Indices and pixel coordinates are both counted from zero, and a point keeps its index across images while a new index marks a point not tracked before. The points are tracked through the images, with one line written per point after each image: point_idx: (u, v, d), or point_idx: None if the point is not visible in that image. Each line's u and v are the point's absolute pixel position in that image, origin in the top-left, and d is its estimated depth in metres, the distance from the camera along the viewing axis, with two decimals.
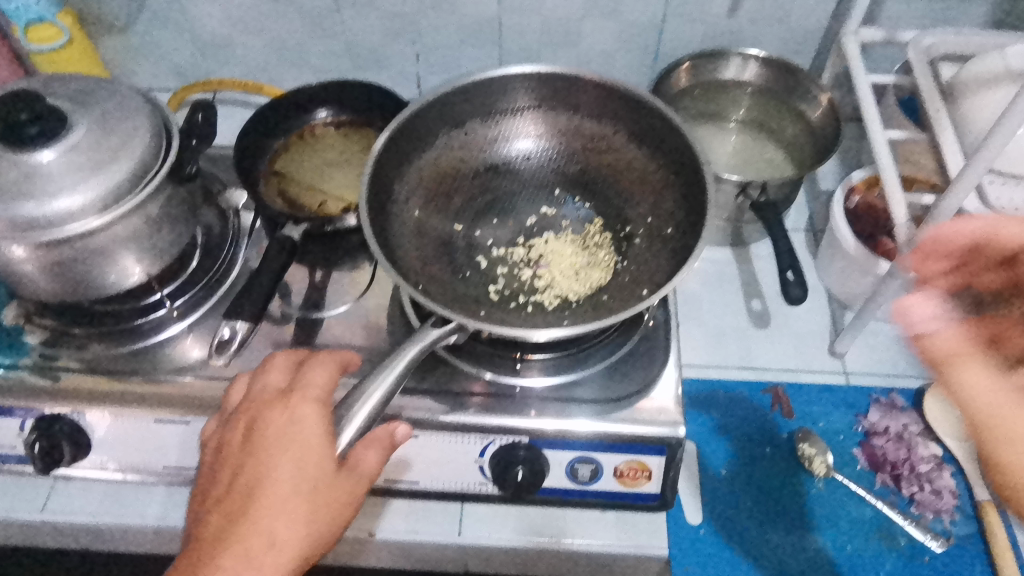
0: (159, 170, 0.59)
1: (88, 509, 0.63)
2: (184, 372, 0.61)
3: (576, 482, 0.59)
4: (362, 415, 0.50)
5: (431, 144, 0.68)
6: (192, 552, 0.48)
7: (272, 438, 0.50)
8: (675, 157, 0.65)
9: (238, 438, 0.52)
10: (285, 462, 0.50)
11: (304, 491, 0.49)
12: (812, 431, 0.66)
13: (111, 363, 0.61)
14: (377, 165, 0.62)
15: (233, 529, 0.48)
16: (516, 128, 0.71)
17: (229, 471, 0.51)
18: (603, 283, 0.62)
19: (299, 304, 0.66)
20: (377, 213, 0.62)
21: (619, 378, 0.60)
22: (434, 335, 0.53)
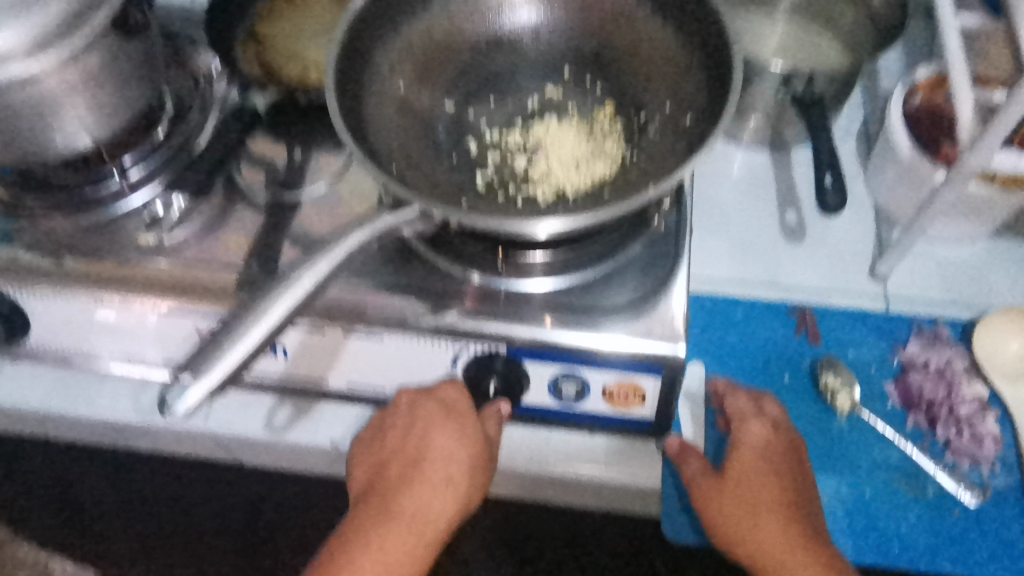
0: (104, 13, 0.49)
1: (35, 396, 0.58)
2: (152, 254, 0.54)
3: (561, 401, 0.52)
4: (282, 306, 0.41)
5: (423, 6, 0.58)
6: (361, 513, 0.52)
7: (415, 422, 0.52)
8: (706, 32, 0.53)
9: (381, 425, 0.54)
10: (437, 444, 0.52)
11: (460, 472, 0.52)
12: (839, 361, 0.58)
13: (69, 237, 0.54)
14: (351, 24, 0.53)
15: (398, 497, 0.52)
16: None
17: (381, 454, 0.53)
18: (607, 178, 0.53)
19: (265, 185, 0.58)
20: (350, 78, 0.52)
21: (616, 286, 0.52)
22: (387, 222, 0.44)
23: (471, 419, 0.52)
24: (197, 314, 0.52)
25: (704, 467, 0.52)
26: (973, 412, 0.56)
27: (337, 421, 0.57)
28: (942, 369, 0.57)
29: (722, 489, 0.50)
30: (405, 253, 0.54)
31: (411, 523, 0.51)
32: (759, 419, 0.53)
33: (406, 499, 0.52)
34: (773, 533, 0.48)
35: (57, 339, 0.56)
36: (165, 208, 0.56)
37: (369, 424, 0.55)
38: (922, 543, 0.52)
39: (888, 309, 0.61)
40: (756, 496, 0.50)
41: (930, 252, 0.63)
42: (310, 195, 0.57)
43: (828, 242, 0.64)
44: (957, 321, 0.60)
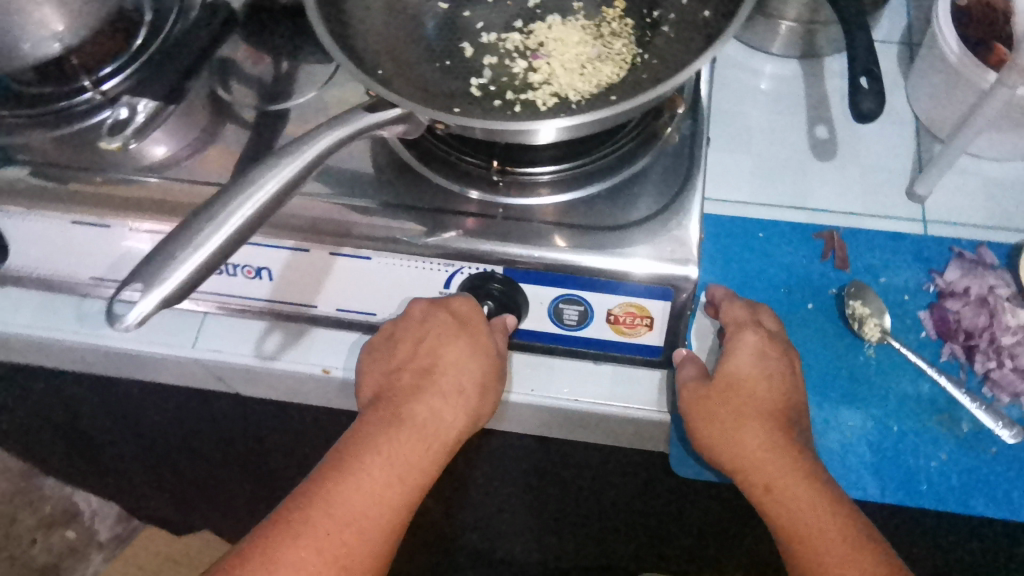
0: None
1: (20, 321, 0.56)
2: (143, 171, 0.50)
3: (562, 327, 0.49)
4: (247, 210, 0.35)
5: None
6: (360, 433, 0.42)
7: (427, 332, 0.45)
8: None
9: (386, 339, 0.47)
10: (450, 356, 0.44)
11: (473, 387, 0.45)
12: (868, 287, 0.53)
13: (55, 154, 0.51)
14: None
15: (404, 412, 0.43)
16: None
17: (385, 369, 0.46)
18: (614, 83, 0.47)
19: (249, 95, 0.54)
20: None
21: (624, 200, 0.48)
22: (370, 120, 0.39)
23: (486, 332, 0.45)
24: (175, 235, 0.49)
25: (699, 372, 0.47)
26: (1017, 344, 0.51)
27: (328, 347, 0.54)
28: (984, 297, 0.52)
29: (710, 393, 0.45)
30: (396, 168, 0.50)
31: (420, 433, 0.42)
32: (755, 328, 0.47)
33: (413, 412, 0.43)
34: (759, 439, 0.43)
35: (39, 260, 0.53)
36: (129, 112, 0.51)
37: (376, 339, 0.48)
38: (954, 482, 0.48)
39: (925, 231, 0.56)
40: (744, 403, 0.44)
41: (974, 170, 0.58)
42: (297, 105, 0.53)
43: (861, 159, 0.58)
44: (1000, 246, 0.55)
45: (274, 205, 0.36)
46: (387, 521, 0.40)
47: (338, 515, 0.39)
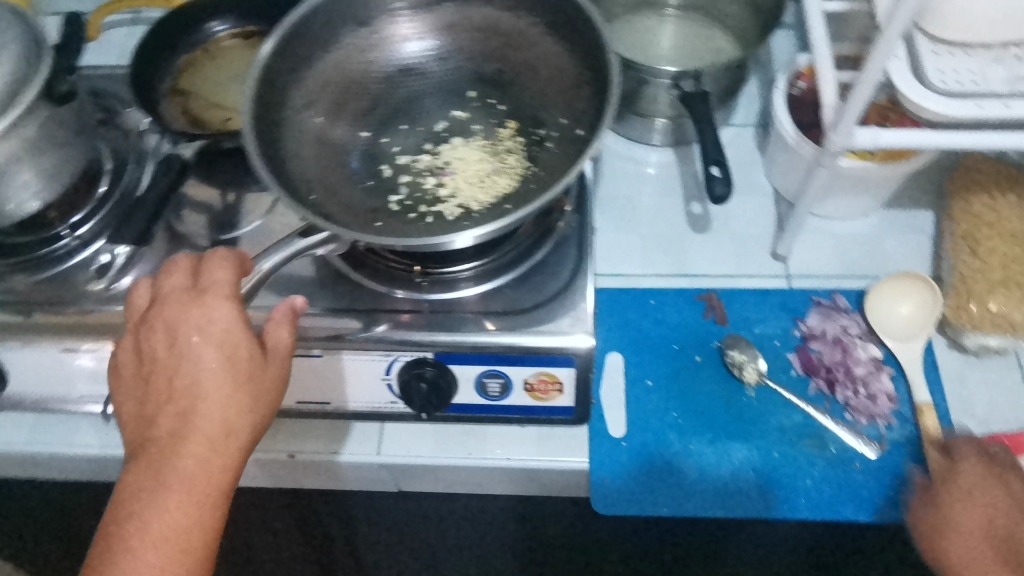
0: (33, 89, 0.53)
1: (17, 440, 0.64)
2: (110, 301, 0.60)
3: (487, 398, 0.58)
4: None
5: (334, 44, 0.60)
6: (142, 459, 0.47)
7: (178, 352, 0.49)
8: (588, 52, 0.56)
9: (137, 370, 0.51)
10: (188, 378, 0.48)
11: (235, 383, 0.48)
12: (744, 337, 0.63)
13: (32, 293, 0.61)
14: (263, 69, 0.55)
15: (179, 427, 0.47)
16: (401, 31, 0.62)
17: (141, 409, 0.49)
18: (510, 191, 0.57)
19: (207, 228, 0.64)
20: (268, 112, 0.55)
21: (529, 291, 0.58)
22: (300, 245, 0.51)
23: (239, 344, 0.49)
24: None
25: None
26: (868, 373, 0.61)
27: (294, 437, 0.62)
28: (838, 337, 0.62)
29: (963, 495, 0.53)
30: (331, 275, 0.60)
31: (199, 443, 0.47)
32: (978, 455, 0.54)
33: (182, 436, 0.47)
34: (965, 555, 0.51)
35: (34, 386, 0.61)
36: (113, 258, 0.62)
37: (129, 372, 0.51)
38: (827, 494, 0.57)
39: (790, 285, 0.66)
40: (960, 521, 0.52)
41: (823, 228, 0.69)
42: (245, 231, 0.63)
43: (732, 231, 0.69)
44: (852, 291, 0.65)
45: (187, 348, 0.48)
46: (197, 525, 0.46)
47: (144, 537, 0.45)
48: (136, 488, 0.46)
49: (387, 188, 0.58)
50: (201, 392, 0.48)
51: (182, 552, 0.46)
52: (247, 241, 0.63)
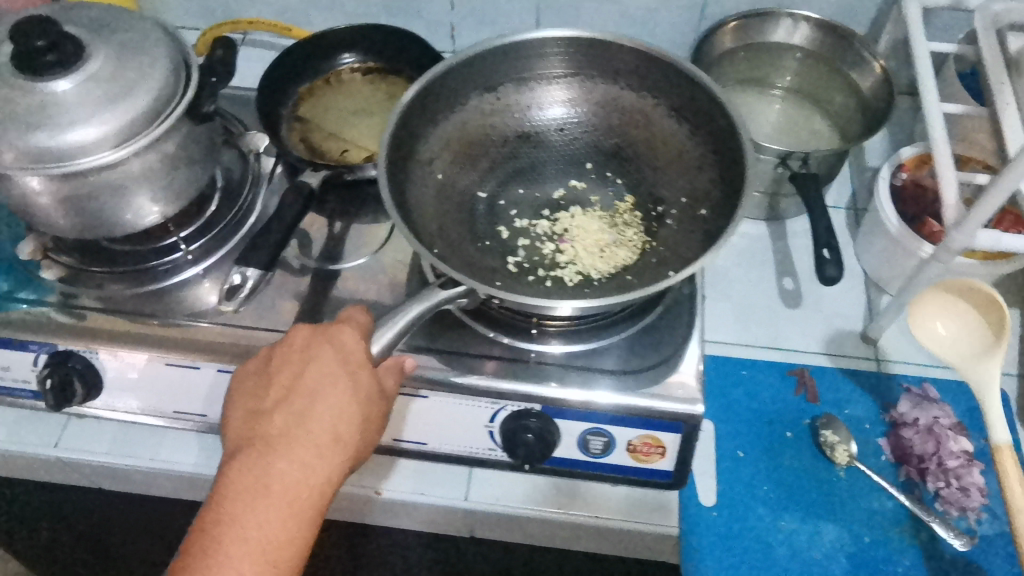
0: (178, 107, 0.53)
1: (98, 449, 0.63)
2: (199, 316, 0.59)
3: (588, 455, 0.57)
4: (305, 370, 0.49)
5: (458, 105, 0.61)
6: (246, 460, 0.47)
7: (303, 356, 0.50)
8: (716, 133, 0.57)
9: (254, 370, 0.51)
10: (308, 382, 0.49)
11: (350, 416, 0.48)
12: (836, 418, 0.64)
13: (127, 303, 0.60)
14: (399, 120, 0.56)
15: (289, 441, 0.47)
16: (527, 100, 0.63)
17: (254, 404, 0.50)
18: (629, 264, 0.57)
19: (315, 256, 0.64)
20: (399, 161, 0.56)
21: (637, 351, 0.58)
22: (442, 296, 0.50)
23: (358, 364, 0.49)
24: None
25: None
26: (960, 465, 0.60)
27: (381, 474, 0.62)
28: (931, 426, 0.62)
29: None
30: (441, 316, 0.60)
31: (314, 442, 0.48)
32: None
33: (289, 452, 0.47)
34: None
35: (126, 396, 0.60)
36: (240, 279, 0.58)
37: (249, 368, 0.52)
38: None
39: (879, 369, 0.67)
40: None
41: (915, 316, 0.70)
42: (352, 264, 0.64)
43: (823, 309, 0.71)
44: (941, 381, 0.66)
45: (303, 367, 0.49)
46: (297, 521, 0.47)
47: (254, 518, 0.46)
48: (248, 471, 0.47)
49: (506, 249, 0.58)
50: (318, 397, 0.48)
51: (278, 550, 0.46)
52: (357, 273, 0.63)
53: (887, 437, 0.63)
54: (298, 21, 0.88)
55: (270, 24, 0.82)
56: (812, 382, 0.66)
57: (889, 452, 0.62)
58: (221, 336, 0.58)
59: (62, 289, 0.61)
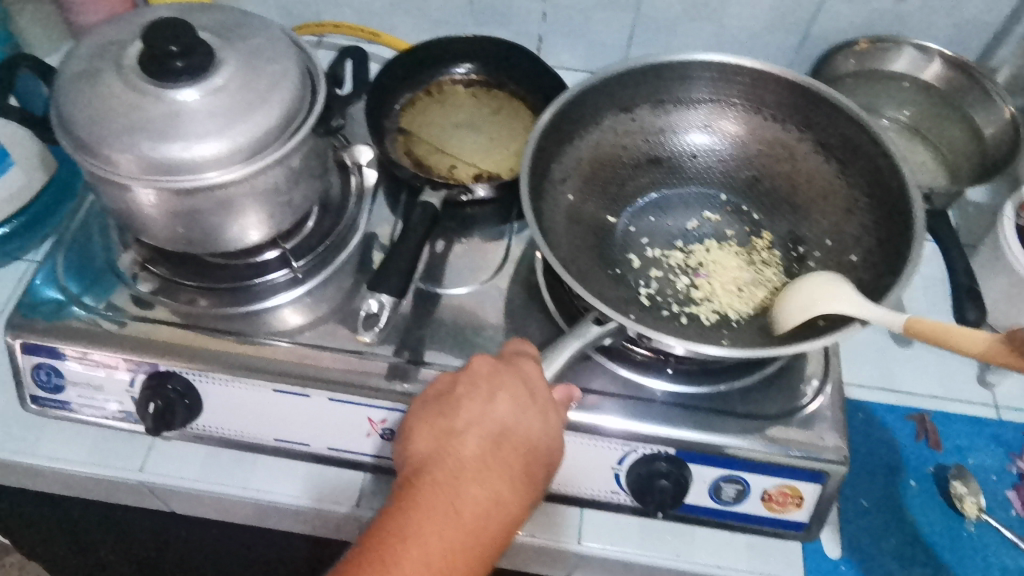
0: (309, 119, 0.51)
1: (186, 475, 0.59)
2: (281, 336, 0.56)
3: (719, 502, 0.55)
4: (491, 399, 0.47)
5: (595, 125, 0.59)
6: (433, 483, 0.44)
7: (491, 385, 0.48)
8: (872, 178, 0.55)
9: (432, 395, 0.49)
10: (500, 412, 0.47)
11: (536, 456, 0.47)
12: (964, 468, 0.61)
13: (211, 321, 0.57)
14: (539, 137, 0.54)
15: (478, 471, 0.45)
16: (663, 124, 0.62)
17: (436, 428, 0.47)
18: (770, 306, 0.54)
19: (423, 278, 0.61)
20: (535, 181, 0.54)
21: (771, 395, 0.55)
22: (593, 335, 0.49)
23: (550, 402, 0.48)
24: (377, 437, 0.56)
25: None
26: None
27: None
28: None
29: None
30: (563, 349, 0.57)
31: (501, 478, 0.45)
32: None
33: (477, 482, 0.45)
34: None
35: (221, 421, 0.57)
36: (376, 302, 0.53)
37: (426, 392, 0.49)
38: None
39: (999, 417, 0.65)
40: None
41: None
42: (461, 289, 0.61)
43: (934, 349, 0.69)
44: None
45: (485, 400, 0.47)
46: (481, 556, 0.44)
47: (441, 544, 0.42)
48: (439, 494, 0.44)
49: (638, 279, 0.56)
50: (511, 430, 0.47)
51: None
52: (467, 298, 0.60)
53: (1018, 491, 0.60)
54: (378, 27, 0.84)
55: (355, 28, 0.80)
56: (931, 428, 0.63)
57: (1020, 505, 0.60)
58: (332, 362, 0.54)
59: (159, 305, 0.57)
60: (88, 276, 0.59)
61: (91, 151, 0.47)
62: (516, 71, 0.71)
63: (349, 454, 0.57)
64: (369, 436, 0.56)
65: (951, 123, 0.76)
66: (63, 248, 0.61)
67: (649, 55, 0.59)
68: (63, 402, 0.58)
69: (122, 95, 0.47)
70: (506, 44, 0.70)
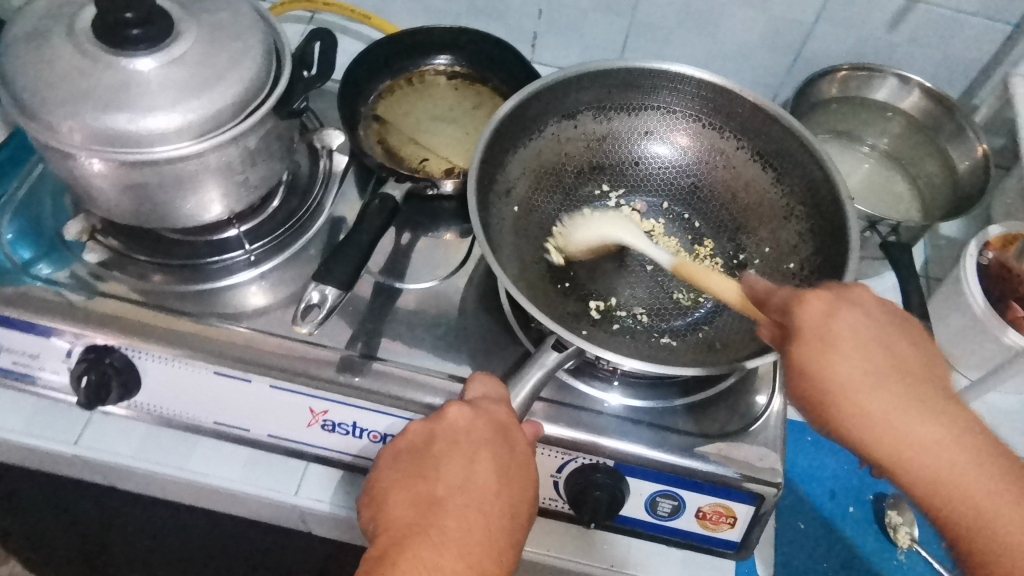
0: (268, 100, 0.49)
1: (123, 451, 0.58)
2: (236, 319, 0.55)
3: (654, 516, 0.55)
4: (468, 455, 0.47)
5: (538, 131, 0.59)
6: (413, 553, 0.44)
7: (470, 442, 0.47)
8: (806, 186, 0.56)
9: (406, 449, 0.48)
10: (481, 473, 0.47)
11: (514, 517, 0.47)
12: (901, 498, 0.62)
13: (161, 298, 0.55)
14: (485, 147, 0.54)
15: (457, 540, 0.45)
16: (605, 131, 0.61)
17: (418, 492, 0.47)
18: (714, 320, 0.54)
19: (382, 269, 0.60)
20: (483, 191, 0.53)
21: (717, 412, 0.55)
22: (553, 360, 0.49)
23: (528, 456, 0.48)
24: (319, 427, 0.55)
25: None
26: None
27: None
28: None
29: None
30: (515, 354, 0.56)
31: (480, 547, 0.45)
32: None
33: (456, 553, 0.44)
34: None
35: (162, 399, 0.56)
36: (319, 297, 0.50)
37: (401, 446, 0.49)
38: None
39: None
40: None
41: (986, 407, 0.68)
42: (419, 284, 0.60)
43: None
44: None
45: (459, 454, 0.47)
46: None
47: None
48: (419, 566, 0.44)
49: (586, 290, 0.55)
50: (494, 492, 0.47)
51: None
52: (425, 293, 0.59)
53: None
54: (370, 8, 0.82)
55: (346, 8, 0.78)
56: None
57: None
58: (278, 349, 0.53)
59: (108, 278, 0.56)
60: (38, 241, 0.58)
61: (37, 116, 0.46)
62: (498, 66, 0.70)
63: (291, 443, 0.57)
64: (310, 425, 0.55)
65: (929, 154, 0.77)
66: (11, 212, 0.60)
67: (590, 61, 0.59)
68: (0, 370, 0.57)
69: (71, 59, 0.46)
70: (485, 36, 0.69)
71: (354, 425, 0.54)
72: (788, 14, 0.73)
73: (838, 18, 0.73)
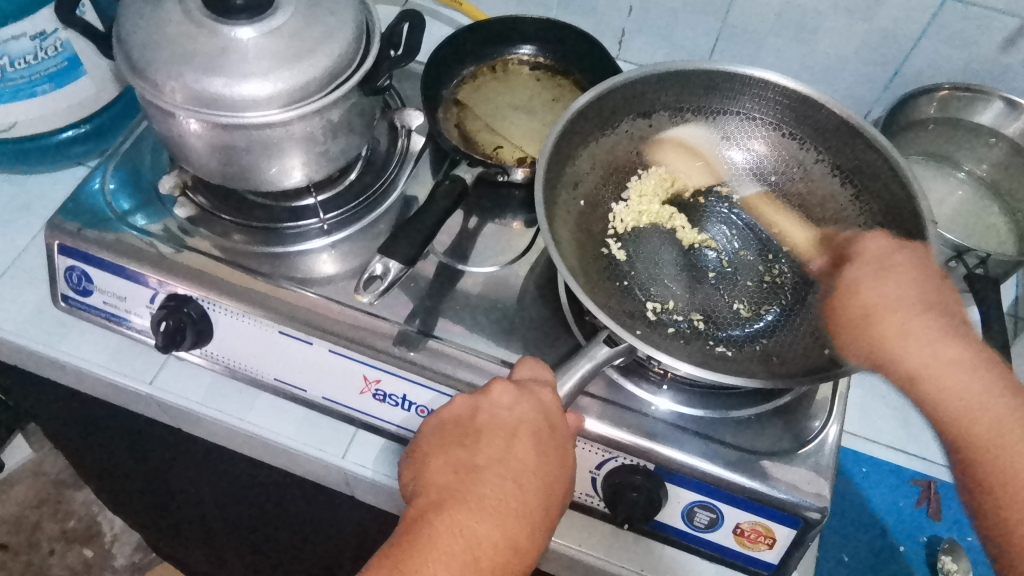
0: (354, 76, 0.51)
1: (191, 396, 0.62)
2: (303, 283, 0.57)
3: (690, 526, 0.55)
4: (508, 433, 0.47)
5: (611, 128, 0.59)
6: (450, 516, 0.45)
7: (512, 419, 0.47)
8: (887, 206, 0.54)
9: (451, 420, 0.49)
10: (520, 449, 0.47)
11: (548, 497, 0.47)
12: (958, 544, 0.58)
13: (239, 255, 0.58)
14: (557, 138, 0.54)
15: (490, 508, 0.46)
16: (681, 133, 0.61)
17: (458, 459, 0.48)
18: (774, 334, 0.52)
19: (447, 250, 0.62)
20: (550, 181, 0.54)
21: (767, 429, 0.54)
22: (604, 354, 0.49)
23: (567, 439, 0.48)
24: (371, 395, 0.57)
25: None
26: None
27: None
28: None
29: None
30: (567, 346, 0.56)
31: (514, 519, 0.46)
32: None
33: (491, 521, 0.45)
34: None
35: (230, 350, 0.59)
36: (381, 270, 0.53)
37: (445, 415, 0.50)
38: None
39: None
40: None
41: None
42: (480, 268, 0.61)
43: None
44: None
45: (500, 433, 0.48)
46: None
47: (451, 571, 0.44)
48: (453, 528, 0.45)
49: (644, 289, 0.54)
50: (530, 469, 0.47)
51: None
52: (485, 277, 0.60)
53: None
54: None
55: None
56: (933, 496, 0.61)
57: None
58: (339, 315, 0.55)
59: (194, 232, 0.60)
60: (136, 193, 0.62)
61: (145, 74, 0.49)
62: (582, 60, 0.70)
63: (344, 408, 0.59)
64: (363, 392, 0.57)
65: None
66: (114, 161, 0.64)
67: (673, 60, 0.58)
68: (92, 308, 0.62)
69: (178, 23, 0.49)
70: (574, 30, 0.69)
71: (404, 397, 0.56)
72: (892, 27, 0.70)
73: (947, 35, 0.69)
